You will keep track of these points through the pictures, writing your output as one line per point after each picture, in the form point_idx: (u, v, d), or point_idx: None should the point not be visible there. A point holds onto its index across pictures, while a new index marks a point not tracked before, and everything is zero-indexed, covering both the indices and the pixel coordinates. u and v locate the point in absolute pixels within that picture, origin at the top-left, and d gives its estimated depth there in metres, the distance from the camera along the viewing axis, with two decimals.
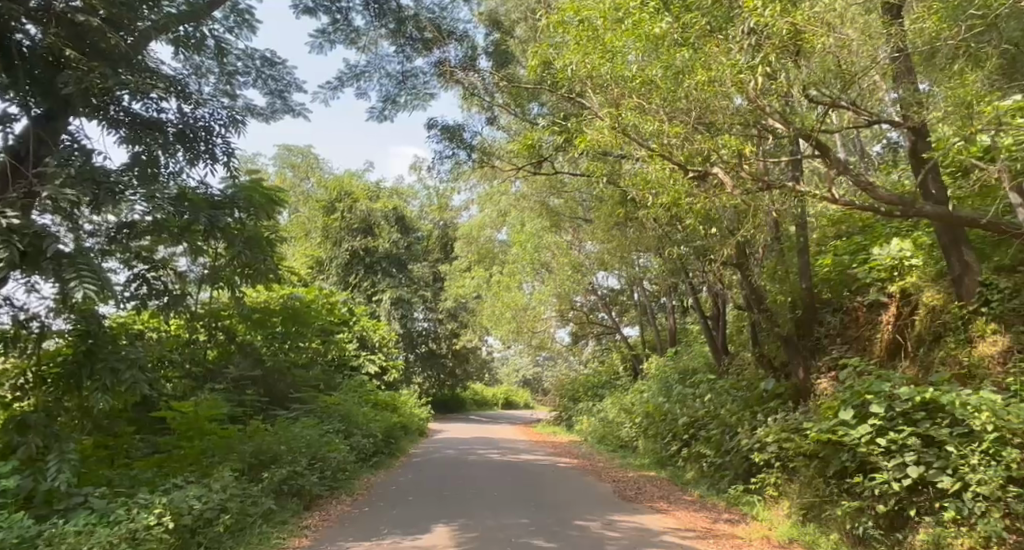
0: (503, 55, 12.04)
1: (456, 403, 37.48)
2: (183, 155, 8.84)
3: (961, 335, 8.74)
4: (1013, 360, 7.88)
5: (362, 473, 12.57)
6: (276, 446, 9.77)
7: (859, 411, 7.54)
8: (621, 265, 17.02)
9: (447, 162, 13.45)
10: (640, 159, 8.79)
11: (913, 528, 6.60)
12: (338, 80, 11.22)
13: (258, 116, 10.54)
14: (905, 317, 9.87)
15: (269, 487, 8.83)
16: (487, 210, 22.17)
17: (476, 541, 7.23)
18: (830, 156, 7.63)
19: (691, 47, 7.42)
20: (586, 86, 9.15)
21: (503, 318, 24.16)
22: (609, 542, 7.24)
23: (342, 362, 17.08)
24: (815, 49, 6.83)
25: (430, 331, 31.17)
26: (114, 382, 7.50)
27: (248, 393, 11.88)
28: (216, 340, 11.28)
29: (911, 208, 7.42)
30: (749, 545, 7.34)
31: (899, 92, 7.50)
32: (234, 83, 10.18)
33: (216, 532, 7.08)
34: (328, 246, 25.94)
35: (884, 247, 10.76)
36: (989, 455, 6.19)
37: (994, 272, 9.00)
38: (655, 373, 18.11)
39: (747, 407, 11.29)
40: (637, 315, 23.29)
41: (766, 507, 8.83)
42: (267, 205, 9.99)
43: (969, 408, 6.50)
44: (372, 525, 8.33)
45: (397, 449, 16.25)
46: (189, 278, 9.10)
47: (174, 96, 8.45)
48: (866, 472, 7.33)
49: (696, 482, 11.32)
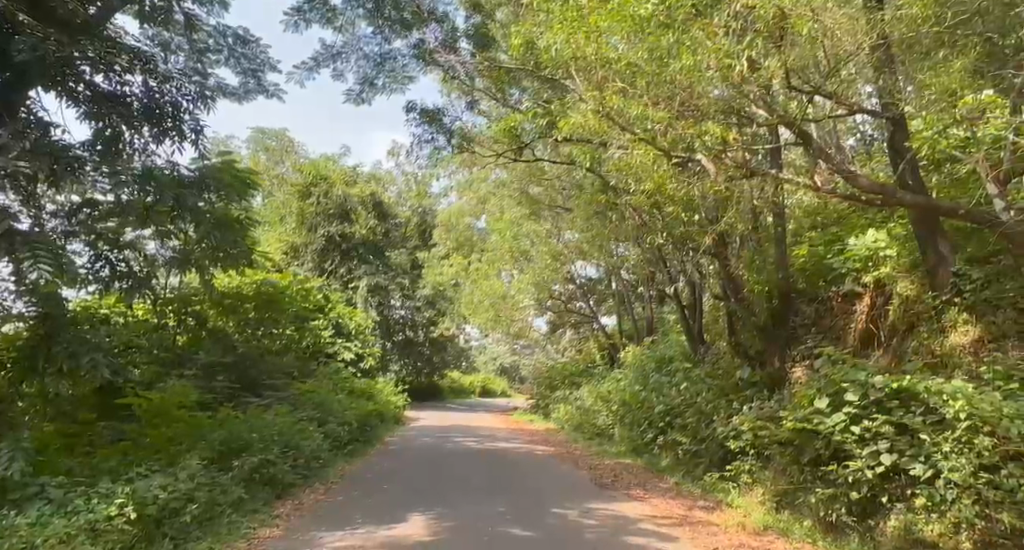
0: (483, 38, 11.71)
1: (433, 391, 37.31)
2: (149, 130, 8.74)
3: (934, 325, 8.82)
4: (985, 350, 8.03)
5: (337, 462, 12.41)
6: (247, 434, 9.57)
7: (834, 400, 7.61)
8: (600, 254, 16.96)
9: (426, 146, 13.21)
10: (622, 144, 8.66)
11: (885, 515, 6.66)
12: (314, 60, 10.95)
13: (230, 96, 10.30)
14: (879, 307, 9.95)
15: (239, 476, 8.65)
16: (466, 197, 21.93)
17: (456, 530, 7.13)
18: (813, 144, 7.61)
19: (678, 28, 7.23)
20: (569, 67, 8.91)
21: (482, 305, 24.13)
22: (587, 529, 7.21)
23: (316, 349, 16.83)
24: (803, 32, 6.74)
25: (407, 318, 30.86)
26: (73, 366, 7.54)
27: (219, 380, 11.54)
28: (186, 325, 11.39)
29: (892, 197, 7.41)
30: (724, 531, 7.37)
31: (880, 84, 7.37)
32: (205, 62, 9.92)
33: (182, 522, 6.89)
34: (304, 232, 25.54)
35: (860, 237, 10.76)
36: (962, 444, 6.11)
37: (967, 263, 9.14)
38: (632, 362, 18.11)
39: (722, 395, 11.32)
40: (615, 304, 23.24)
41: (740, 493, 8.88)
42: (236, 186, 9.67)
43: (944, 397, 6.40)
44: (347, 514, 8.22)
45: (373, 436, 16.09)
46: (158, 262, 9.00)
47: (139, 70, 8.23)
48: (841, 460, 7.33)
49: (671, 469, 11.36)
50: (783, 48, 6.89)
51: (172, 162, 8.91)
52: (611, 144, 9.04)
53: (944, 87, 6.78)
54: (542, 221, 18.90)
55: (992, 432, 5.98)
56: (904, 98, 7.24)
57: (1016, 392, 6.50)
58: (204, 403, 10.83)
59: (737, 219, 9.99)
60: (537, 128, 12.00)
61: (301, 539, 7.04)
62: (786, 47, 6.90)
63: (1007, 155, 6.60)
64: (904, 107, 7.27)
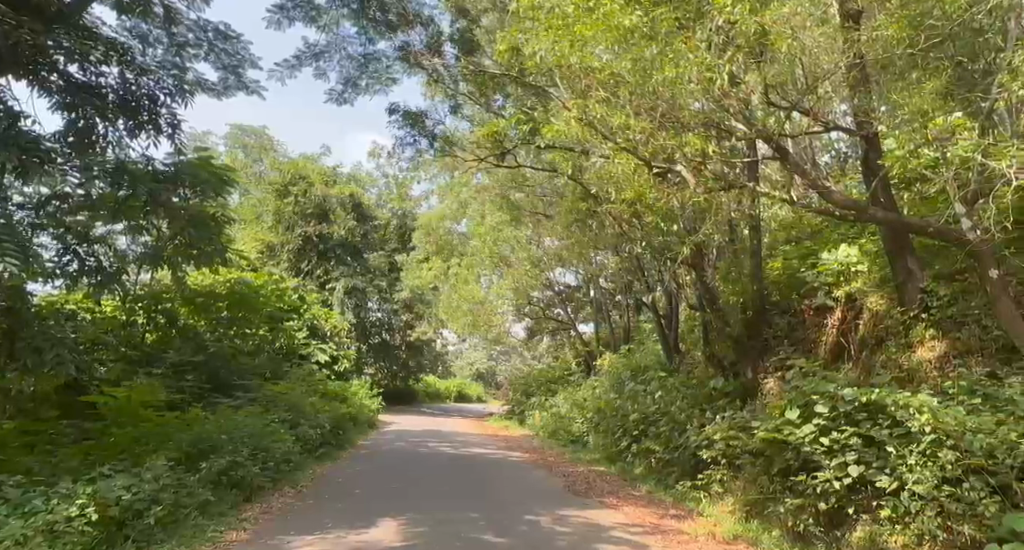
0: (468, 43, 11.92)
1: (408, 394, 36.98)
2: (125, 123, 8.86)
3: (901, 339, 9.00)
4: (950, 365, 8.20)
5: (309, 464, 12.28)
6: (216, 435, 9.39)
7: (804, 411, 7.70)
8: (579, 261, 17.08)
9: (408, 149, 13.29)
10: (605, 153, 8.76)
11: (851, 525, 6.75)
12: (296, 58, 10.86)
13: (208, 91, 9.99)
14: (850, 320, 10.09)
15: (206, 478, 8.47)
16: (448, 200, 21.95)
17: (425, 535, 7.14)
18: (789, 159, 7.74)
19: (662, 41, 7.36)
20: (553, 75, 9.12)
21: (460, 310, 24.04)
22: (560, 537, 7.24)
23: (290, 349, 16.70)
24: (780, 50, 6.97)
25: (385, 321, 30.50)
26: (36, 361, 7.55)
27: (188, 380, 11.49)
28: (156, 323, 11.60)
29: (864, 213, 7.65)
30: (694, 540, 7.48)
31: (856, 103, 7.69)
32: (185, 56, 9.49)
33: (146, 524, 6.81)
34: (281, 231, 25.54)
35: (833, 251, 11.06)
36: (926, 457, 6.14)
37: (934, 279, 9.34)
38: (608, 369, 18.16)
39: (696, 404, 11.43)
40: (592, 311, 23.26)
41: (711, 502, 9.02)
42: (214, 182, 9.13)
43: (909, 409, 6.45)
44: (316, 518, 8.14)
45: (346, 439, 15.99)
46: (128, 258, 9.04)
47: (114, 62, 8.62)
48: (809, 470, 7.44)
49: (644, 478, 11.45)
50: (762, 64, 7.16)
51: (148, 156, 8.91)
52: (592, 153, 9.24)
53: (917, 107, 6.78)
54: (522, 227, 19.03)
55: (955, 446, 6.00)
56: (877, 116, 7.48)
57: (978, 407, 6.56)
58: (172, 403, 10.77)
59: (716, 230, 10.07)
60: (520, 134, 12.00)
61: (267, 542, 7.02)
62: (765, 63, 7.14)
63: (973, 176, 6.77)
64: (880, 125, 7.37)
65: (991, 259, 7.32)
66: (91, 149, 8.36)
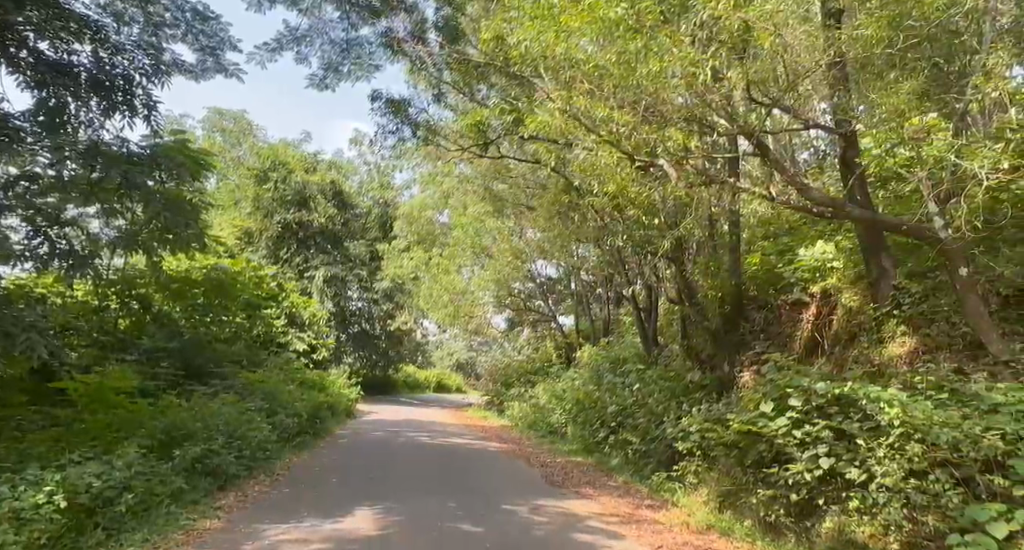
0: (453, 31, 11.68)
1: (387, 384, 37.00)
2: (98, 105, 8.63)
3: (874, 335, 9.18)
4: (919, 361, 8.31)
5: (285, 453, 12.25)
6: (190, 424, 9.36)
7: (778, 404, 7.85)
8: (561, 253, 17.16)
9: (391, 137, 13.23)
10: (587, 145, 8.75)
11: (820, 516, 6.92)
12: (276, 42, 10.54)
13: (185, 72, 9.77)
14: (825, 316, 10.32)
15: (179, 466, 8.41)
16: (430, 190, 21.93)
17: (401, 524, 7.18)
18: (770, 158, 7.86)
19: (646, 35, 7.38)
20: (538, 66, 9.11)
21: (441, 301, 24.07)
22: (536, 526, 7.33)
23: (269, 337, 16.62)
24: (764, 48, 7.08)
25: (364, 311, 29.74)
26: (6, 345, 7.48)
27: (161, 367, 11.67)
28: (131, 309, 10.98)
29: (840, 210, 7.79)
30: (668, 529, 7.59)
31: (834, 101, 7.63)
32: (162, 36, 9.26)
33: (117, 512, 6.77)
34: (259, 217, 25.42)
35: (810, 248, 11.07)
36: (894, 450, 6.25)
37: (907, 277, 9.51)
38: (587, 362, 18.28)
39: (673, 397, 11.58)
40: (573, 304, 23.38)
41: (686, 493, 9.14)
42: (190, 165, 9.12)
43: (879, 403, 6.55)
44: (291, 507, 8.10)
45: (324, 428, 15.95)
46: (102, 242, 8.79)
47: (86, 39, 8.45)
48: (782, 462, 7.59)
49: (621, 469, 11.47)
50: (744, 60, 7.24)
51: (122, 138, 8.74)
52: (576, 145, 9.21)
53: (893, 107, 6.96)
54: (505, 219, 19.11)
55: (922, 439, 6.05)
56: (856, 116, 7.54)
57: (945, 401, 6.66)
58: (146, 391, 10.73)
59: (696, 225, 10.16)
60: (503, 124, 12.04)
61: (243, 531, 7.00)
62: (748, 60, 7.22)
63: (948, 176, 6.95)
64: (857, 124, 7.57)
65: (961, 257, 7.46)
66: (61, 129, 8.29)
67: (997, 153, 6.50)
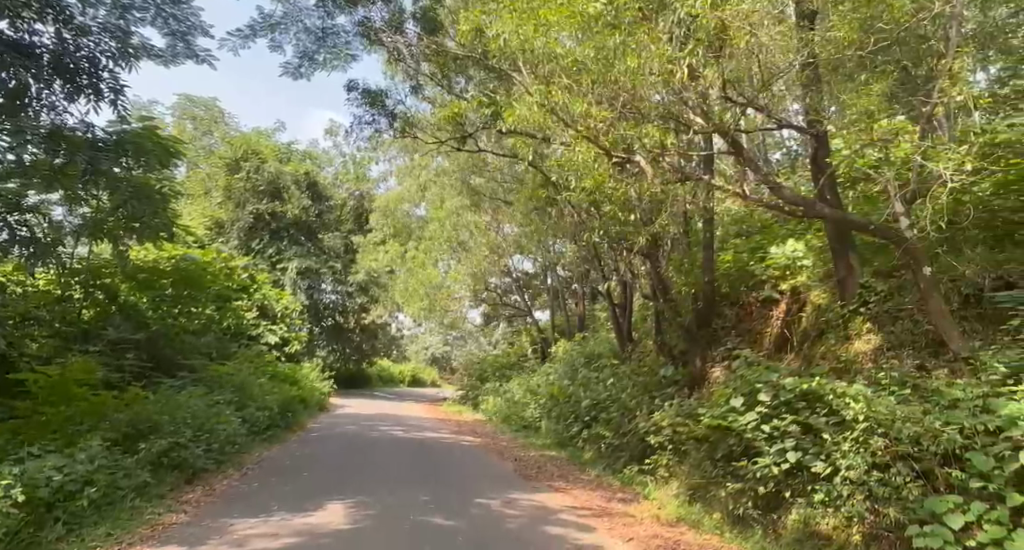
0: (431, 22, 11.74)
1: (360, 378, 36.80)
2: (62, 87, 8.55)
3: (840, 332, 9.38)
4: (883, 357, 8.50)
5: (255, 446, 12.13)
6: (155, 416, 9.22)
7: (748, 399, 8.02)
8: (537, 247, 17.23)
9: (367, 128, 13.15)
10: (564, 140, 8.81)
11: (786, 509, 7.04)
12: (250, 29, 10.30)
13: (154, 58, 9.29)
14: (793, 313, 10.61)
15: (145, 459, 8.31)
16: (408, 183, 21.92)
17: (373, 518, 7.18)
18: (744, 155, 7.95)
19: (625, 30, 7.53)
20: (516, 60, 9.14)
21: (415, 295, 23.63)
22: (509, 519, 7.36)
23: (239, 329, 16.43)
24: (738, 50, 7.20)
25: (337, 304, 29.44)
26: None
27: (127, 358, 11.25)
28: (93, 298, 11.27)
29: (810, 208, 7.89)
30: (639, 522, 7.67)
31: (807, 101, 7.77)
32: (130, 20, 8.87)
33: (77, 507, 6.73)
34: (229, 208, 25.02)
35: (781, 247, 11.32)
36: (859, 444, 6.45)
37: (873, 276, 9.74)
38: (562, 357, 18.45)
39: (646, 391, 11.71)
40: (549, 299, 23.51)
41: (656, 486, 9.25)
42: (158, 152, 9.04)
43: (846, 399, 6.82)
44: (261, 501, 8.05)
45: (296, 422, 15.84)
46: (65, 229, 8.80)
47: (49, 20, 8.32)
48: (750, 456, 7.74)
49: (593, 462, 11.55)
50: (721, 59, 7.25)
51: (87, 123, 8.61)
52: (554, 140, 9.22)
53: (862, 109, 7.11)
54: (482, 213, 19.11)
55: (885, 433, 6.30)
56: (827, 116, 7.66)
57: (908, 396, 6.86)
58: (110, 382, 10.58)
59: (671, 222, 10.25)
60: (481, 118, 12.05)
61: (210, 526, 6.94)
62: (725, 58, 7.24)
63: (914, 177, 7.15)
64: (828, 125, 7.71)
65: (925, 257, 7.66)
66: (21, 112, 8.11)
67: (960, 156, 6.69)
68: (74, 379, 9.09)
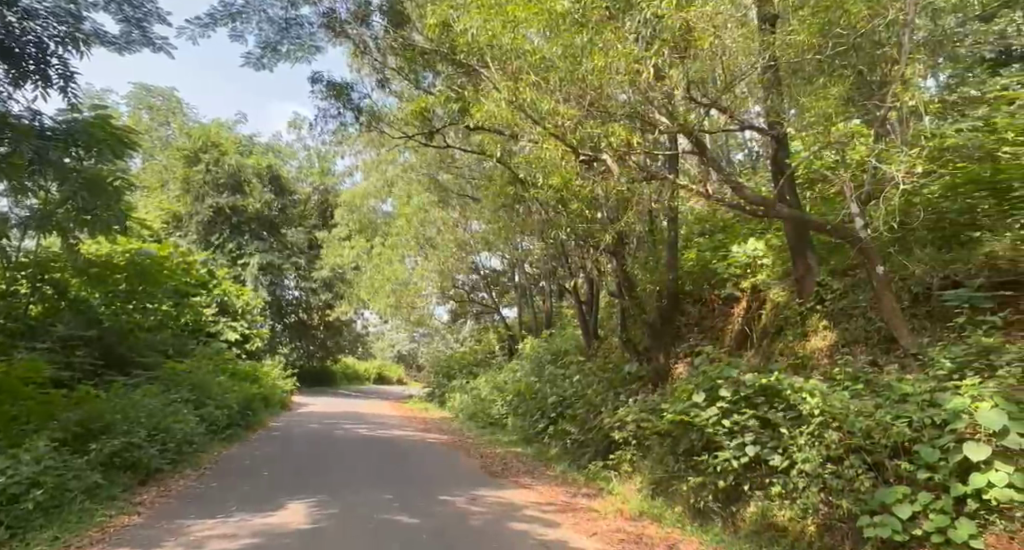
0: (397, 15, 11.70)
1: (325, 375, 36.51)
2: (7, 73, 8.22)
3: (798, 329, 9.64)
4: (838, 353, 8.76)
5: (214, 445, 11.96)
6: (108, 415, 9.03)
7: (709, 394, 8.18)
8: (503, 244, 17.29)
9: (332, 121, 13.03)
10: (532, 137, 8.88)
11: (745, 501, 7.21)
12: (210, 17, 10.04)
13: (108, 45, 8.99)
14: (753, 310, 10.85)
15: (95, 460, 8.17)
16: (371, 177, 20.92)
17: (335, 517, 7.16)
18: (706, 156, 8.16)
19: (589, 29, 7.59)
20: (483, 55, 9.17)
21: (381, 291, 23.58)
22: (473, 516, 7.40)
23: (198, 326, 16.17)
24: (703, 49, 7.36)
25: (301, 300, 29.19)
26: None
27: (76, 354, 11.05)
28: (41, 294, 11.02)
29: (769, 208, 8.04)
30: (602, 517, 7.79)
31: (767, 104, 7.98)
32: (81, 4, 8.51)
33: (22, 510, 6.62)
34: (188, 201, 24.44)
35: (742, 245, 11.71)
36: (813, 437, 6.61)
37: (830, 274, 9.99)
38: (529, 353, 18.59)
39: (611, 388, 11.85)
40: (516, 297, 23.63)
41: (620, 481, 9.38)
42: (112, 143, 8.79)
43: (803, 394, 7.01)
44: (220, 502, 7.96)
45: (257, 420, 15.66)
46: (11, 222, 8.69)
47: None
48: (711, 450, 7.90)
49: (558, 458, 11.65)
50: (684, 60, 7.47)
51: (34, 110, 8.38)
52: (522, 137, 9.25)
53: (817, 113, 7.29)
54: (448, 209, 19.09)
55: (839, 427, 6.48)
56: (786, 118, 7.83)
57: (861, 391, 7.08)
58: (59, 380, 10.37)
59: (634, 221, 10.38)
60: (446, 113, 12.05)
61: (164, 527, 6.86)
62: (688, 59, 7.47)
63: (868, 179, 7.38)
64: (787, 127, 7.88)
65: (877, 256, 7.91)
66: None
67: (910, 159, 6.91)
68: (20, 378, 8.92)
